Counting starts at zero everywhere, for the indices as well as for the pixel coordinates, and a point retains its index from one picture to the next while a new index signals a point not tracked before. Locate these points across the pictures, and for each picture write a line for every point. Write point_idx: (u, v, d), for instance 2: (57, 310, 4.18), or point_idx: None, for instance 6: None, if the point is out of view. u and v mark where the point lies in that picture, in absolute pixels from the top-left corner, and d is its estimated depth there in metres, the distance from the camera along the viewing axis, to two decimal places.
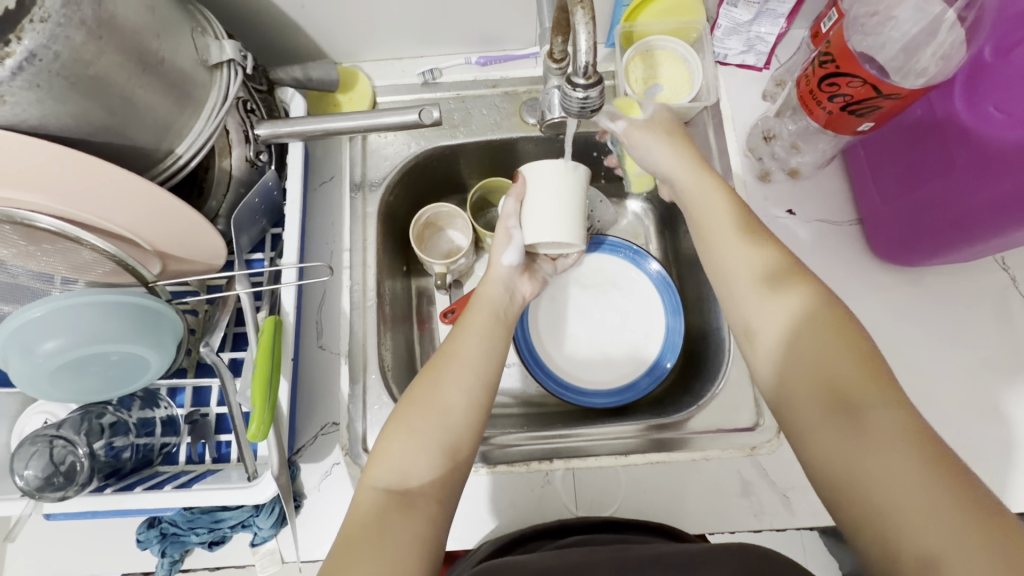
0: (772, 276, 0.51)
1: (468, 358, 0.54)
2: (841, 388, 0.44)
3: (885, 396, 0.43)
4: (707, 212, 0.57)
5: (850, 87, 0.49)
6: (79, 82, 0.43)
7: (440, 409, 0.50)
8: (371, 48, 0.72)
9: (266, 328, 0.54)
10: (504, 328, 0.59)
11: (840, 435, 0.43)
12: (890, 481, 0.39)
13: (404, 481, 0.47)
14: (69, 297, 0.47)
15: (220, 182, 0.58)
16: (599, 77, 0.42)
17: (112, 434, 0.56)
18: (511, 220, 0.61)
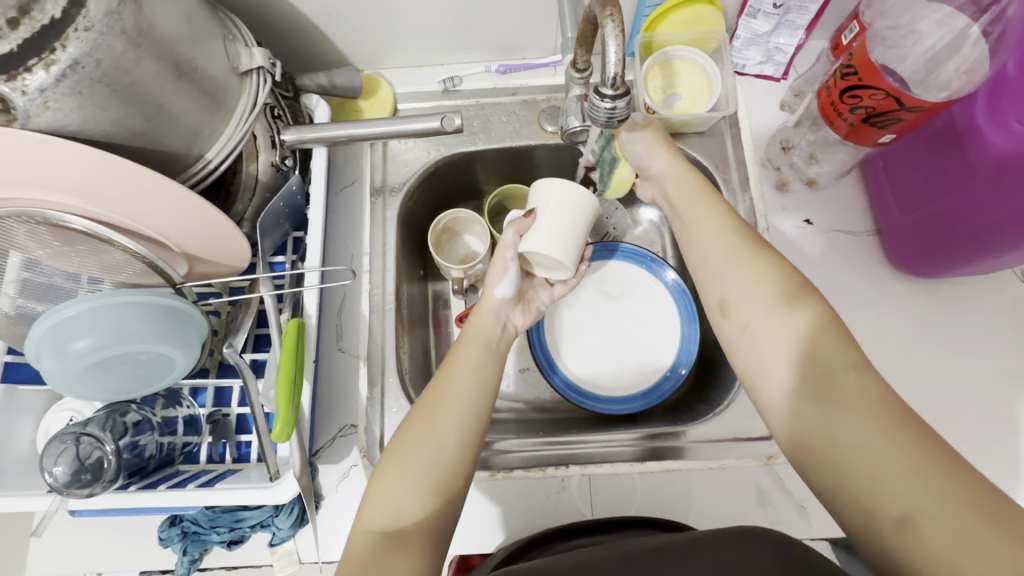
0: (763, 283, 0.51)
1: (459, 392, 0.54)
2: (825, 375, 0.46)
3: (863, 376, 0.45)
4: (703, 240, 0.56)
5: (872, 100, 0.49)
6: (119, 89, 0.44)
7: (433, 445, 0.50)
8: (393, 55, 0.73)
9: (290, 328, 0.55)
10: (496, 361, 0.59)
11: (825, 419, 0.44)
12: (905, 501, 0.39)
13: (399, 521, 0.47)
14: (101, 298, 0.48)
15: (246, 187, 0.59)
16: (627, 88, 0.42)
17: (136, 432, 0.58)
18: (509, 251, 0.63)
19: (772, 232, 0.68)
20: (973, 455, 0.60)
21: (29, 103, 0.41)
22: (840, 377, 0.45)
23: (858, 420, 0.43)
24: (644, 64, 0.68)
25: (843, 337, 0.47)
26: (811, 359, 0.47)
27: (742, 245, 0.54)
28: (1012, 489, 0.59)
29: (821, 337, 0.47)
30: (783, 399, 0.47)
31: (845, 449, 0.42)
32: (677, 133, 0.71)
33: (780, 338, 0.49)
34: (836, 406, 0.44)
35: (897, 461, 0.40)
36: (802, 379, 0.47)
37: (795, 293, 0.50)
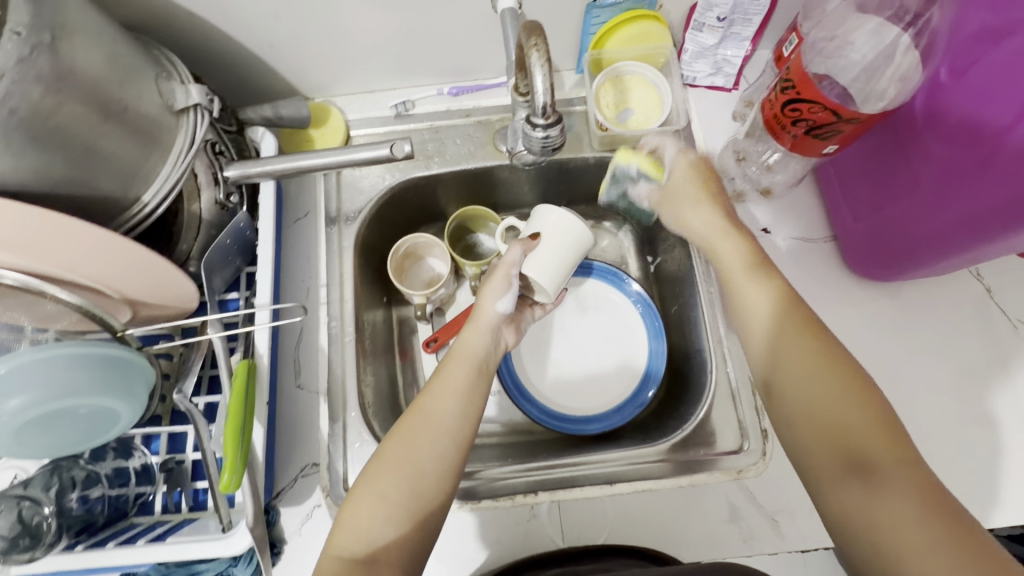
0: (807, 357, 0.49)
1: (439, 416, 0.53)
2: (862, 448, 0.45)
3: (899, 450, 0.44)
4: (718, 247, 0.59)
5: (811, 113, 0.49)
6: (39, 137, 0.42)
7: (416, 470, 0.50)
8: (342, 83, 0.72)
9: (239, 373, 0.53)
10: (484, 384, 0.57)
11: (859, 492, 0.43)
12: (893, 520, 0.41)
13: (369, 549, 0.47)
14: (39, 352, 0.47)
15: (190, 225, 0.58)
16: (560, 116, 0.44)
17: (86, 486, 0.55)
18: (512, 268, 0.61)
19: None
20: (939, 456, 0.60)
21: None
22: (868, 437, 0.45)
23: (897, 498, 0.42)
24: (596, 82, 0.69)
25: (883, 405, 0.46)
26: (846, 429, 0.46)
27: (779, 309, 0.53)
28: (979, 488, 0.59)
29: (859, 404, 0.46)
30: (813, 466, 0.47)
31: (855, 492, 0.44)
32: None
33: (814, 409, 0.48)
34: (873, 483, 0.43)
35: (893, 485, 0.42)
36: (827, 440, 0.46)
37: (826, 367, 0.48)
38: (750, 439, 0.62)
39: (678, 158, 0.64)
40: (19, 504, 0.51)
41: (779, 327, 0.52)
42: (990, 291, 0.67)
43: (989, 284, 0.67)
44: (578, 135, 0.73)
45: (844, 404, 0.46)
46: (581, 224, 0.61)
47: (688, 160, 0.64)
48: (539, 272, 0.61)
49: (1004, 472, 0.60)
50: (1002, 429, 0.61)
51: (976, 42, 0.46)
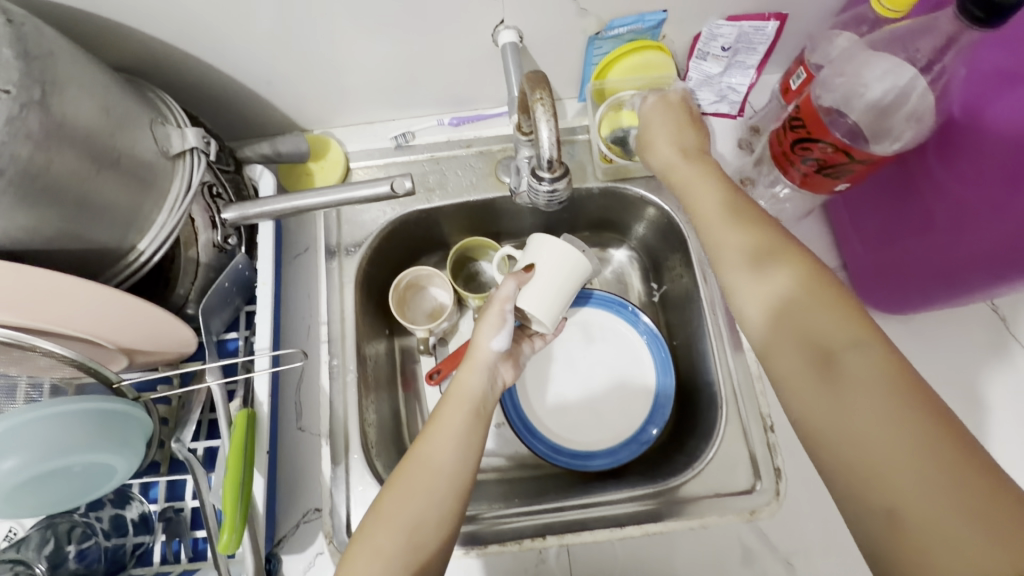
0: (795, 289, 0.46)
1: (435, 463, 0.52)
2: (832, 358, 0.43)
3: (875, 352, 0.41)
4: (694, 194, 0.55)
5: (822, 153, 0.48)
6: (29, 195, 0.41)
7: (412, 518, 0.49)
8: (343, 116, 0.71)
9: (238, 424, 0.52)
10: (483, 427, 0.56)
11: (825, 395, 0.42)
12: (868, 434, 0.38)
13: None
14: (29, 411, 0.45)
15: (187, 269, 0.56)
16: (565, 166, 0.42)
17: (81, 540, 0.55)
18: (507, 304, 0.59)
19: None
20: None
21: None
22: (847, 349, 0.42)
23: (864, 398, 0.40)
24: (599, 113, 0.68)
25: (858, 316, 0.44)
26: (815, 341, 0.44)
27: (766, 248, 0.49)
28: None
29: (828, 315, 0.44)
30: (786, 375, 0.45)
31: (834, 412, 0.41)
32: (638, 176, 0.71)
33: (783, 321, 0.46)
34: (838, 387, 0.41)
35: (875, 399, 0.39)
36: (809, 357, 0.44)
37: (794, 283, 0.47)
38: (763, 478, 0.61)
39: (650, 103, 0.62)
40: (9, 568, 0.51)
41: (747, 244, 0.50)
42: (1007, 320, 0.65)
43: (1006, 313, 0.65)
44: (581, 164, 0.72)
45: (812, 314, 0.45)
46: (577, 255, 0.60)
47: (664, 104, 0.61)
48: (533, 305, 0.59)
49: None
50: None
51: (995, 81, 0.44)
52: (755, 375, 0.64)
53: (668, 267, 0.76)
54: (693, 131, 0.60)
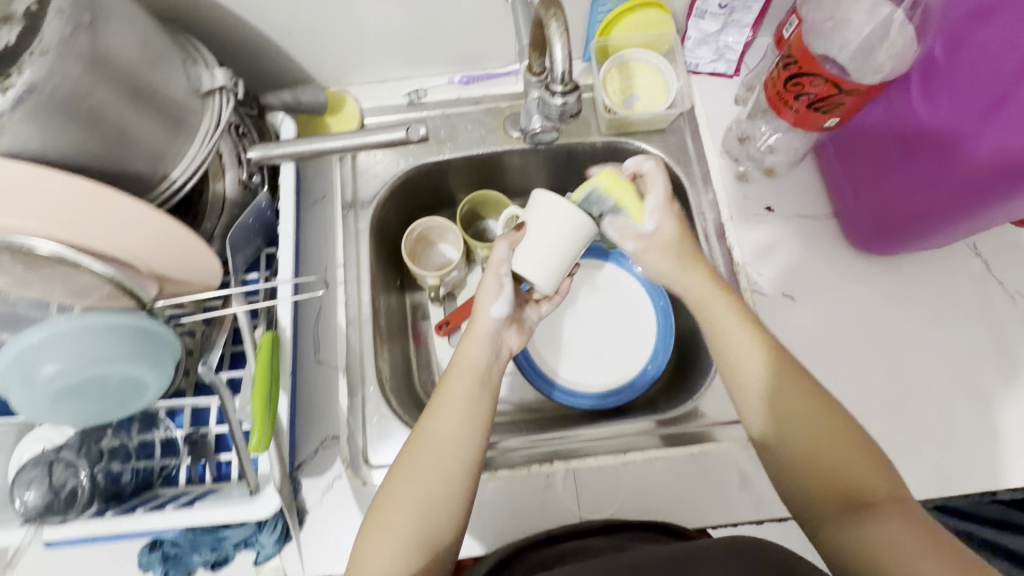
0: (799, 398, 0.50)
1: (443, 442, 0.54)
2: (850, 487, 0.45)
3: (886, 498, 0.44)
4: (721, 322, 0.54)
5: (812, 87, 0.52)
6: (78, 113, 0.45)
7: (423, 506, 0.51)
8: (357, 72, 0.74)
9: (264, 344, 0.55)
10: (489, 396, 0.58)
11: (855, 528, 0.43)
12: (903, 557, 0.40)
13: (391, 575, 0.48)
14: (67, 321, 0.47)
15: (214, 206, 0.59)
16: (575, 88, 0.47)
17: (111, 458, 0.57)
18: (502, 267, 0.61)
19: (735, 222, 0.70)
20: (939, 423, 0.63)
21: None
22: (853, 466, 0.46)
23: (892, 523, 0.42)
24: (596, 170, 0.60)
25: (881, 469, 0.46)
26: (828, 462, 0.46)
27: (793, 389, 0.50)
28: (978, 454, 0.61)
29: (843, 438, 0.47)
30: (804, 494, 0.47)
31: (871, 541, 0.42)
32: (641, 132, 0.74)
33: (803, 440, 0.48)
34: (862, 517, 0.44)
35: (909, 538, 0.41)
36: (830, 490, 0.46)
37: (817, 400, 0.49)
38: None
39: (647, 249, 0.60)
40: (52, 467, 0.54)
41: (778, 387, 0.51)
42: (989, 266, 0.68)
43: (989, 258, 0.68)
44: (586, 120, 0.75)
45: (830, 435, 0.47)
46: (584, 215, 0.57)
47: (660, 244, 0.59)
48: (527, 271, 0.59)
49: (1004, 440, 0.62)
50: (1001, 398, 0.63)
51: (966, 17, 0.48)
52: None
53: None
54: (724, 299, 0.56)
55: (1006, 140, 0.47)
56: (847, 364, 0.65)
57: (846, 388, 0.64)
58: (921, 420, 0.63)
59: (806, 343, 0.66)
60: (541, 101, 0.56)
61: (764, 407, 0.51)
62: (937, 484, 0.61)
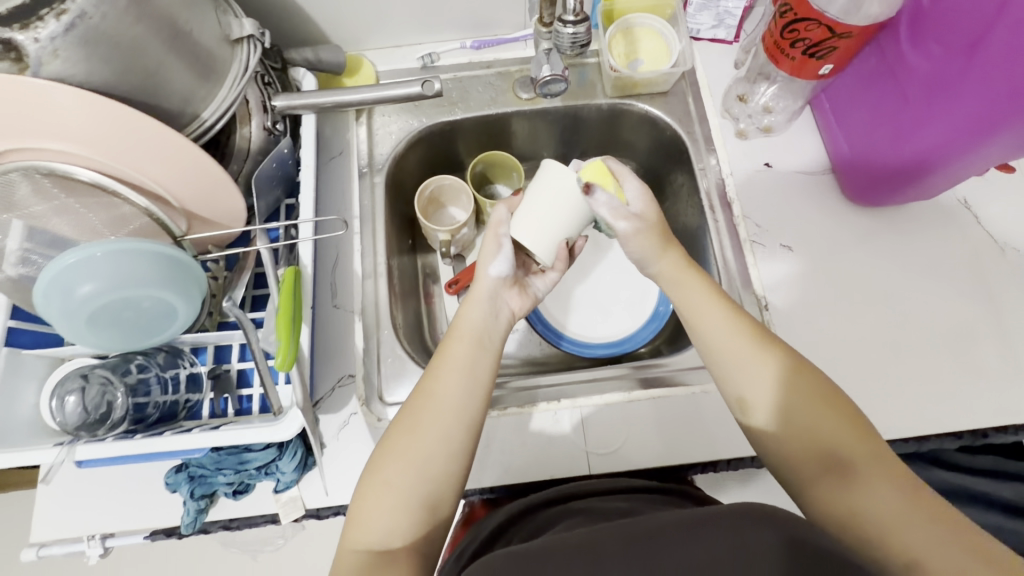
0: (780, 367, 0.50)
1: (446, 399, 0.51)
2: (837, 453, 0.46)
3: (875, 456, 0.45)
4: (695, 303, 0.55)
5: (808, 32, 0.56)
6: (121, 44, 0.47)
7: (424, 464, 0.48)
8: (372, 36, 0.78)
9: (287, 276, 0.58)
10: (489, 358, 0.55)
11: (845, 494, 0.44)
12: (895, 524, 0.42)
13: (391, 539, 0.46)
14: (100, 245, 0.50)
15: (240, 149, 0.63)
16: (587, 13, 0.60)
17: (135, 392, 0.58)
18: (500, 228, 0.59)
19: (734, 178, 0.73)
20: (930, 365, 0.65)
21: (40, 50, 0.43)
22: (837, 436, 0.46)
23: (881, 489, 0.43)
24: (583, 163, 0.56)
25: (867, 432, 0.47)
26: (820, 439, 0.47)
27: (785, 370, 0.50)
28: (968, 394, 0.64)
29: (836, 412, 0.47)
30: (797, 476, 0.47)
31: (865, 509, 0.43)
32: (644, 94, 0.78)
33: (794, 421, 0.48)
34: (856, 485, 0.44)
35: (901, 504, 0.42)
36: (819, 457, 0.46)
37: (808, 383, 0.49)
38: None
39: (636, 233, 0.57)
40: (87, 386, 0.56)
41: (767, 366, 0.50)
42: (979, 218, 0.71)
43: (978, 212, 0.71)
44: (592, 83, 0.78)
45: (821, 411, 0.47)
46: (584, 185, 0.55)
47: (647, 225, 0.57)
48: (526, 235, 0.57)
49: (993, 381, 0.64)
50: (991, 341, 0.66)
51: None
52: (751, 264, 0.70)
53: (670, 184, 0.83)
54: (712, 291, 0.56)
55: (983, 83, 0.50)
56: (842, 311, 0.68)
57: (840, 333, 0.67)
58: (913, 362, 0.66)
59: (803, 292, 0.69)
60: (551, 48, 0.66)
61: (753, 389, 0.50)
62: (927, 421, 0.64)
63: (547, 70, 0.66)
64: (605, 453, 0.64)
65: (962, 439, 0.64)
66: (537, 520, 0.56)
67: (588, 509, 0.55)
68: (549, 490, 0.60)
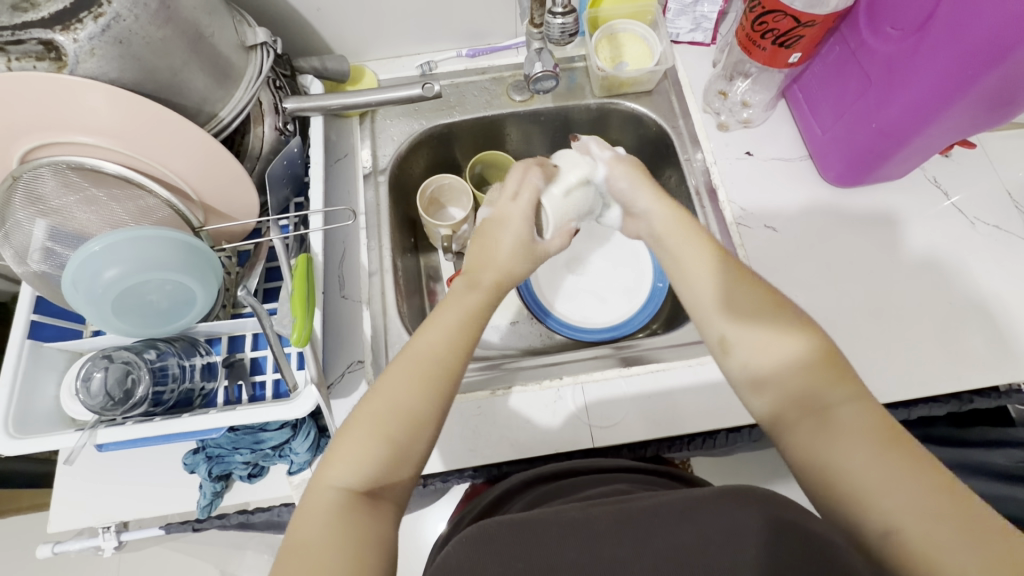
0: (762, 307, 0.53)
1: (435, 348, 0.52)
2: (819, 394, 0.48)
3: (855, 396, 0.47)
4: (688, 258, 0.58)
5: (777, 23, 0.62)
6: (151, 43, 0.51)
7: (412, 410, 0.49)
8: (374, 47, 0.83)
9: (300, 261, 0.61)
10: (485, 315, 0.57)
11: (821, 435, 0.46)
12: (863, 466, 0.43)
13: (367, 483, 0.46)
14: (121, 231, 0.53)
15: (255, 149, 0.67)
16: (572, 8, 0.67)
17: (156, 381, 0.58)
18: None
19: (718, 165, 0.78)
20: (913, 332, 0.69)
21: (78, 49, 0.47)
22: (813, 379, 0.49)
23: (857, 435, 0.45)
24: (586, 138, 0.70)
25: (852, 380, 0.48)
26: (808, 384, 0.49)
27: (775, 316, 0.52)
28: (951, 359, 0.67)
29: (819, 357, 0.49)
30: (780, 415, 0.49)
31: (838, 451, 0.45)
32: (631, 94, 0.83)
33: (784, 369, 0.50)
34: (834, 429, 0.46)
35: (873, 449, 0.44)
36: (801, 396, 0.48)
37: (794, 336, 0.51)
38: None
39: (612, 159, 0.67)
40: (111, 366, 0.58)
41: (756, 321, 0.52)
42: (947, 194, 0.75)
43: (946, 188, 0.75)
44: (580, 85, 0.83)
45: (812, 361, 0.49)
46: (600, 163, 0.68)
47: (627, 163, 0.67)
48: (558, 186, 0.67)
49: (972, 343, 0.68)
50: (967, 307, 0.70)
51: None
52: (738, 245, 0.74)
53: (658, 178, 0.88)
54: (703, 248, 0.58)
55: (932, 57, 0.55)
56: (826, 284, 0.71)
57: (827, 306, 0.70)
58: (897, 330, 0.69)
59: (789, 268, 0.72)
60: (541, 48, 0.72)
61: (733, 326, 0.53)
62: (915, 384, 0.66)
63: (540, 67, 0.72)
64: (609, 426, 0.66)
65: (948, 404, 0.69)
66: (534, 494, 0.59)
67: (587, 478, 0.60)
68: (546, 467, 0.64)
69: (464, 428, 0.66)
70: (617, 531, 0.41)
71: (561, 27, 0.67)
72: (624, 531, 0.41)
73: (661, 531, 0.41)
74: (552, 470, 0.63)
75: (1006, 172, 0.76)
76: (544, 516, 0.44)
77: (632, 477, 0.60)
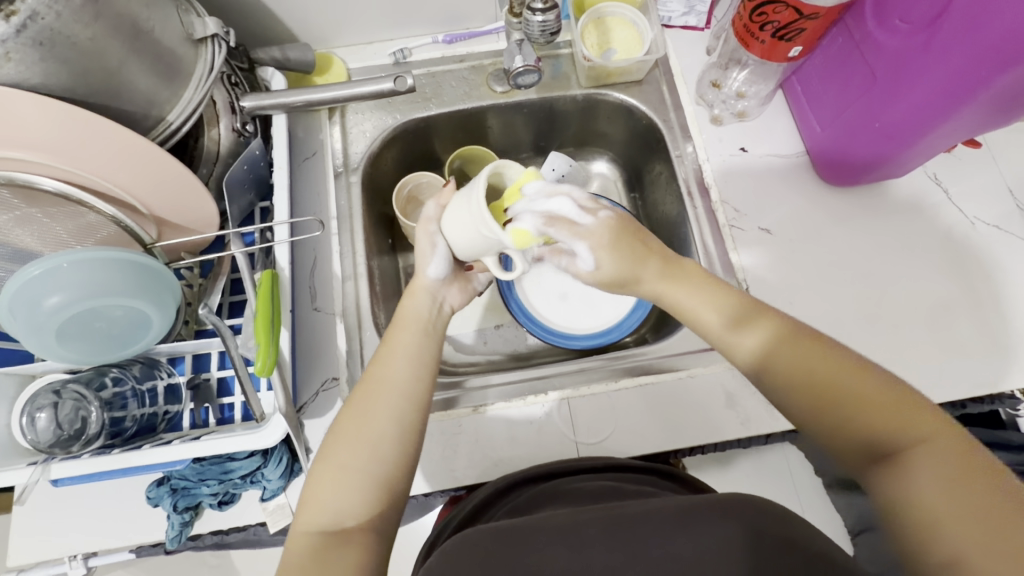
0: (792, 341, 0.50)
1: (392, 380, 0.50)
2: (878, 431, 0.44)
3: (920, 433, 0.42)
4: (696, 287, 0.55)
5: (778, 14, 0.58)
6: (79, 44, 0.45)
7: (370, 438, 0.47)
8: (343, 33, 0.76)
9: (265, 279, 0.56)
10: (434, 342, 0.55)
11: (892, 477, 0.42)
12: (933, 505, 0.39)
13: (337, 520, 0.44)
14: (64, 256, 0.48)
15: (209, 152, 0.61)
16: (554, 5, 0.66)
17: (112, 409, 0.56)
18: (432, 225, 0.55)
19: (710, 162, 0.74)
20: (909, 339, 0.66)
21: None
22: (868, 418, 0.45)
23: (925, 471, 0.41)
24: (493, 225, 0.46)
25: (911, 410, 0.44)
26: (860, 423, 0.45)
27: (784, 346, 0.50)
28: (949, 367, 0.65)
29: (868, 390, 0.45)
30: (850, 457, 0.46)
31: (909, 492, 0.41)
32: (619, 84, 0.78)
33: (835, 410, 0.46)
34: (900, 468, 0.42)
35: (943, 486, 0.39)
36: (859, 437, 0.45)
37: (826, 364, 0.47)
38: None
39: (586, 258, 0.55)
40: (61, 401, 0.54)
41: (773, 368, 0.50)
42: (949, 194, 0.72)
43: (948, 188, 0.72)
44: (566, 74, 0.78)
45: (859, 396, 0.45)
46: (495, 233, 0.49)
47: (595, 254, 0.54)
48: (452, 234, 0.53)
49: (970, 350, 0.66)
50: (966, 312, 0.67)
51: None
52: (730, 249, 0.70)
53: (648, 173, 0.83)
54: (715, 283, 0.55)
55: (945, 55, 0.51)
56: (821, 290, 0.68)
57: (822, 313, 0.68)
58: (893, 337, 0.67)
59: (783, 273, 0.69)
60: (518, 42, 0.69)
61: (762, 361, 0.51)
62: None
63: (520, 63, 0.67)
64: (594, 442, 0.64)
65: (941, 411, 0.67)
66: (521, 497, 0.57)
67: (578, 478, 0.58)
68: (533, 468, 0.60)
69: (446, 447, 0.63)
70: (607, 543, 0.38)
71: (541, 23, 0.67)
72: (611, 537, 0.39)
73: (656, 538, 0.38)
74: (542, 467, 0.60)
75: (1008, 168, 0.74)
76: (533, 521, 0.41)
77: (616, 475, 0.58)
